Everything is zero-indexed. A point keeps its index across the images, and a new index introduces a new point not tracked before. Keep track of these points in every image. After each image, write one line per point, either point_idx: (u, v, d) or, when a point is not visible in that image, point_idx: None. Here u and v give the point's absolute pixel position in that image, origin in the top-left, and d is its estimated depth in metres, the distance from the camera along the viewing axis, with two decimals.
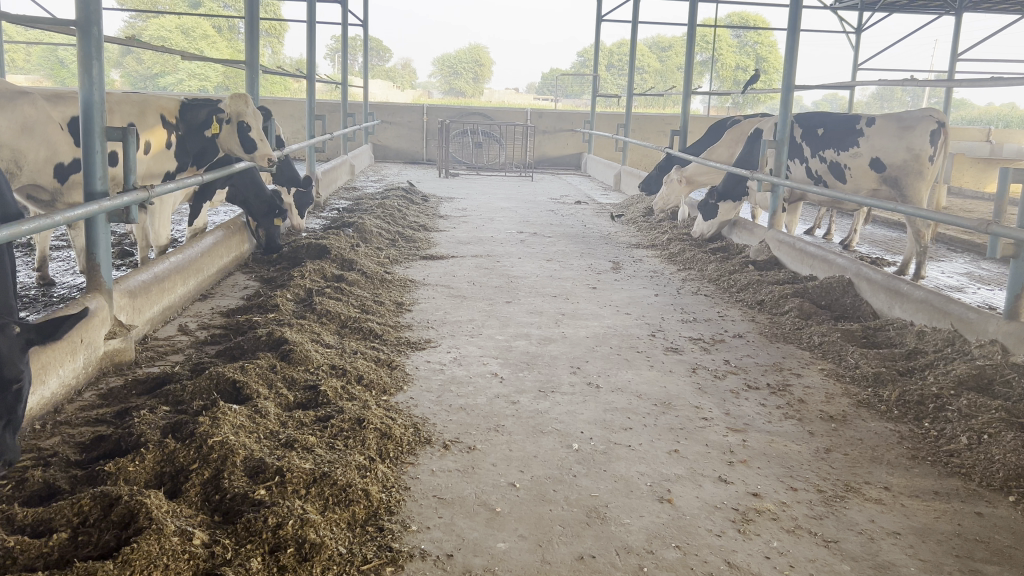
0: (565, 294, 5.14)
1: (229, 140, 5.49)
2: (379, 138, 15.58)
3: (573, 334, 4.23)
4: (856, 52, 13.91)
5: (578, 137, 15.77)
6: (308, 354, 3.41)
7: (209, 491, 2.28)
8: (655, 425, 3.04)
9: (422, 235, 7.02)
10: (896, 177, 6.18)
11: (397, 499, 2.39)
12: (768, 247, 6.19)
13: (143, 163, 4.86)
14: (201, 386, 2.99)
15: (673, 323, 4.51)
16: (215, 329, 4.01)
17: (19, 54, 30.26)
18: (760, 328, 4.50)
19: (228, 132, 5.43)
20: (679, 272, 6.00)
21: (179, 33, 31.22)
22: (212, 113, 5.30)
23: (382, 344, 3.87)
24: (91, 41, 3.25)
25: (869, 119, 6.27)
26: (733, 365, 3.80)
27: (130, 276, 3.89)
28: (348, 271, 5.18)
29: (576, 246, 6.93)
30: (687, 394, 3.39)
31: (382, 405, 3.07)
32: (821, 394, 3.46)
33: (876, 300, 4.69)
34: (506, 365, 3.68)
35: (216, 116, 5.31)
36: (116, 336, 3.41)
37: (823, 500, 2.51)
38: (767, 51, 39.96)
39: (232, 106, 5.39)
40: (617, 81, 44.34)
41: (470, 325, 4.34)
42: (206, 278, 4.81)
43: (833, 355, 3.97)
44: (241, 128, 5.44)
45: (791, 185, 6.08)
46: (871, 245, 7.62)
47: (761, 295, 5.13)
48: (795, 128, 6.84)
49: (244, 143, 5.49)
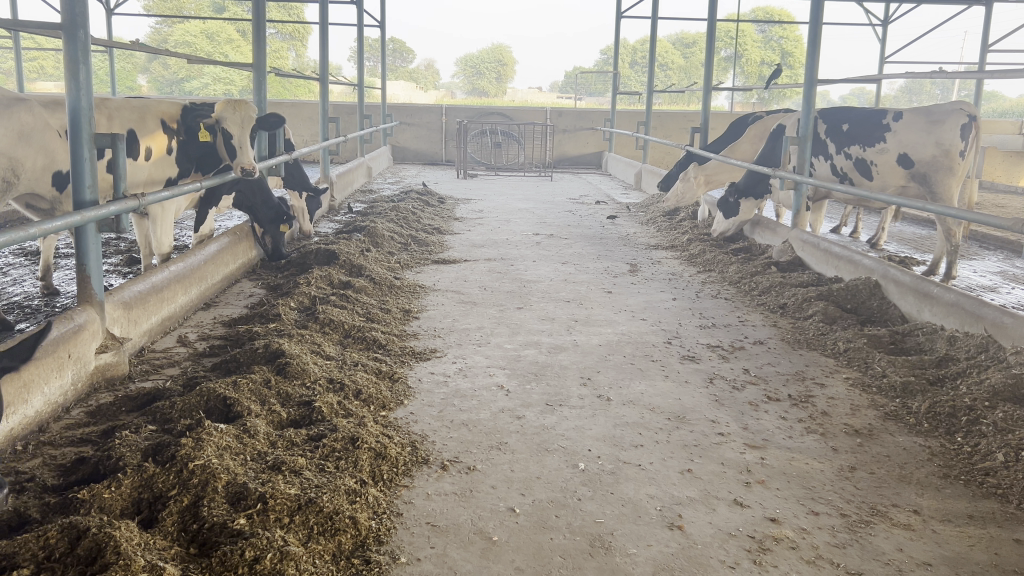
0: (579, 299, 4.97)
1: (222, 148, 5.23)
2: (398, 140, 15.49)
3: (586, 341, 4.06)
4: (882, 45, 13.59)
5: (598, 136, 15.58)
6: (305, 366, 3.27)
7: (187, 520, 2.15)
8: (668, 442, 2.86)
9: (436, 239, 6.88)
10: (925, 173, 5.94)
11: (387, 527, 2.24)
12: (791, 248, 5.97)
13: (144, 169, 4.78)
14: (190, 404, 2.86)
15: (690, 329, 4.33)
16: (215, 341, 3.89)
17: (46, 60, 30.57)
18: (782, 333, 4.30)
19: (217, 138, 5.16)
20: (699, 274, 5.81)
21: (203, 38, 31.39)
22: (203, 118, 5.08)
23: (385, 355, 3.73)
24: (77, 45, 3.14)
25: (897, 113, 6.04)
26: (752, 374, 3.61)
27: (126, 286, 3.77)
28: (356, 278, 5.05)
29: (593, 248, 6.76)
30: (703, 407, 3.21)
31: (380, 422, 2.92)
32: (846, 406, 3.26)
33: (904, 303, 4.47)
34: (512, 376, 3.51)
35: (204, 121, 5.08)
36: (108, 350, 3.29)
37: (847, 526, 2.32)
38: (792, 45, 39.48)
39: (219, 111, 5.11)
40: (639, 79, 44.03)
41: (479, 333, 4.19)
42: (210, 286, 4.69)
43: (860, 363, 3.76)
44: (225, 135, 5.12)
45: (815, 183, 5.86)
46: (900, 244, 7.38)
47: (783, 298, 4.93)
48: (819, 124, 6.63)
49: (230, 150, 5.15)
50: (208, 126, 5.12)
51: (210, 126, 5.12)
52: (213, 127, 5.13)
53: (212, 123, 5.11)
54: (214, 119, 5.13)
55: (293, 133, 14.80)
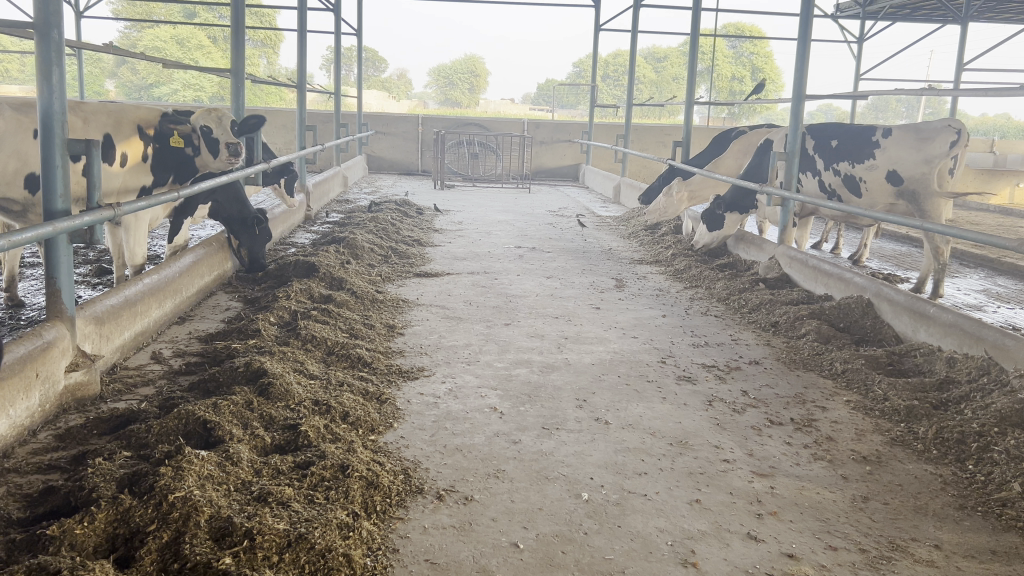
0: (567, 315, 4.85)
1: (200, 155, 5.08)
2: (373, 149, 15.32)
3: (578, 360, 3.94)
4: (858, 62, 13.69)
5: (575, 148, 15.53)
6: (289, 388, 3.11)
7: (167, 558, 1.98)
8: (672, 469, 2.75)
9: (416, 251, 6.73)
10: (913, 191, 5.90)
11: (383, 565, 2.10)
12: (779, 264, 5.90)
13: (119, 177, 4.56)
14: (168, 428, 2.68)
15: (683, 347, 4.23)
16: (192, 357, 3.71)
17: (13, 64, 30.04)
18: (777, 352, 4.21)
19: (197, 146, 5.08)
20: (686, 290, 5.72)
21: (174, 44, 31.04)
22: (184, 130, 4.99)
23: (371, 374, 3.57)
24: (50, 45, 2.96)
25: (885, 130, 6.01)
26: (752, 397, 3.50)
27: (98, 299, 3.57)
28: (337, 291, 4.88)
29: (577, 261, 6.64)
30: (705, 431, 3.09)
31: (370, 447, 2.77)
32: (850, 431, 3.16)
33: (898, 323, 4.40)
34: (505, 398, 3.37)
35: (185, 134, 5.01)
36: (79, 368, 3.10)
37: (868, 563, 2.21)
38: (763, 61, 39.95)
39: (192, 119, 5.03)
40: (613, 92, 44.29)
41: (467, 351, 4.05)
42: (185, 299, 4.50)
43: (859, 385, 3.67)
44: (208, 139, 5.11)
45: (803, 199, 5.79)
46: (882, 261, 7.36)
47: (774, 316, 4.84)
48: (806, 139, 6.59)
49: (213, 149, 5.14)
50: (184, 135, 5.01)
51: (187, 135, 5.02)
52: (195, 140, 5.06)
53: (189, 132, 5.02)
54: (190, 128, 5.05)
55: (267, 140, 14.56)
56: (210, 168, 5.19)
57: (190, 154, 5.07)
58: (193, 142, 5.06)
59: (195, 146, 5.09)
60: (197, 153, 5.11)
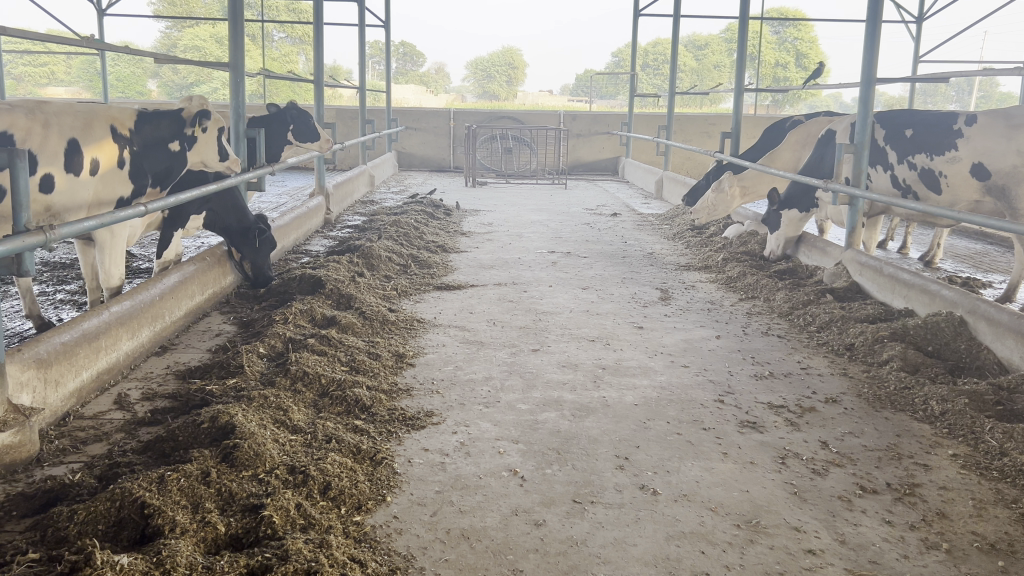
0: (605, 337, 4.20)
1: (184, 147, 4.71)
2: (404, 146, 14.79)
3: (617, 400, 3.29)
4: (917, 44, 12.70)
5: (615, 140, 14.81)
6: (260, 451, 2.51)
7: None
8: (743, 568, 2.10)
9: (439, 259, 6.13)
10: (1003, 185, 5.13)
11: None
12: (848, 271, 5.19)
13: (90, 186, 3.97)
14: (95, 517, 2.11)
15: (744, 380, 3.56)
16: (161, 402, 3.15)
17: (56, 64, 30.09)
18: (857, 386, 3.52)
19: (202, 145, 4.80)
20: (741, 302, 5.04)
21: (212, 42, 31.03)
22: (181, 125, 4.68)
23: (368, 424, 2.96)
24: None
25: (969, 117, 5.28)
26: (834, 451, 2.83)
27: (47, 336, 3.00)
28: (342, 311, 4.30)
29: (617, 269, 5.98)
30: (780, 505, 2.44)
31: (351, 538, 2.17)
32: (966, 503, 2.48)
33: (1001, 348, 3.66)
34: (528, 456, 2.75)
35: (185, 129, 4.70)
36: (8, 427, 2.52)
37: None
38: (807, 47, 38.68)
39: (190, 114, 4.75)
40: (652, 83, 43.25)
41: (485, 387, 3.43)
42: (167, 326, 3.95)
43: (965, 434, 2.97)
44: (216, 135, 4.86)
45: (872, 195, 5.05)
46: (957, 262, 6.57)
47: (849, 337, 4.15)
48: (877, 130, 5.87)
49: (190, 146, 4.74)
50: (154, 144, 4.49)
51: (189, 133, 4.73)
52: (203, 124, 4.79)
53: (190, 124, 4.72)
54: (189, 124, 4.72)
55: None
56: (200, 150, 4.80)
57: (184, 149, 4.71)
58: (193, 129, 4.74)
59: (191, 140, 4.73)
60: (192, 146, 4.75)
